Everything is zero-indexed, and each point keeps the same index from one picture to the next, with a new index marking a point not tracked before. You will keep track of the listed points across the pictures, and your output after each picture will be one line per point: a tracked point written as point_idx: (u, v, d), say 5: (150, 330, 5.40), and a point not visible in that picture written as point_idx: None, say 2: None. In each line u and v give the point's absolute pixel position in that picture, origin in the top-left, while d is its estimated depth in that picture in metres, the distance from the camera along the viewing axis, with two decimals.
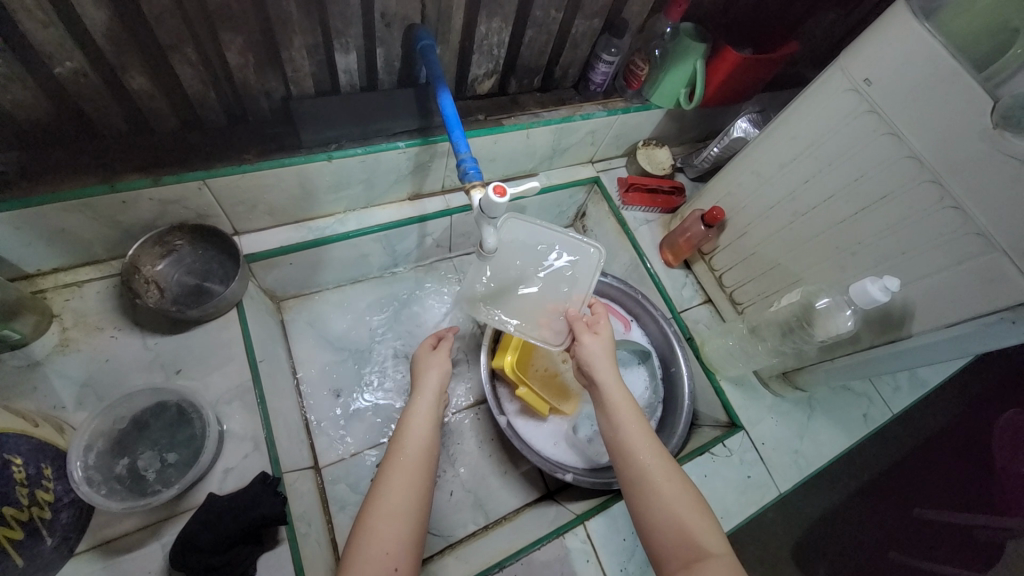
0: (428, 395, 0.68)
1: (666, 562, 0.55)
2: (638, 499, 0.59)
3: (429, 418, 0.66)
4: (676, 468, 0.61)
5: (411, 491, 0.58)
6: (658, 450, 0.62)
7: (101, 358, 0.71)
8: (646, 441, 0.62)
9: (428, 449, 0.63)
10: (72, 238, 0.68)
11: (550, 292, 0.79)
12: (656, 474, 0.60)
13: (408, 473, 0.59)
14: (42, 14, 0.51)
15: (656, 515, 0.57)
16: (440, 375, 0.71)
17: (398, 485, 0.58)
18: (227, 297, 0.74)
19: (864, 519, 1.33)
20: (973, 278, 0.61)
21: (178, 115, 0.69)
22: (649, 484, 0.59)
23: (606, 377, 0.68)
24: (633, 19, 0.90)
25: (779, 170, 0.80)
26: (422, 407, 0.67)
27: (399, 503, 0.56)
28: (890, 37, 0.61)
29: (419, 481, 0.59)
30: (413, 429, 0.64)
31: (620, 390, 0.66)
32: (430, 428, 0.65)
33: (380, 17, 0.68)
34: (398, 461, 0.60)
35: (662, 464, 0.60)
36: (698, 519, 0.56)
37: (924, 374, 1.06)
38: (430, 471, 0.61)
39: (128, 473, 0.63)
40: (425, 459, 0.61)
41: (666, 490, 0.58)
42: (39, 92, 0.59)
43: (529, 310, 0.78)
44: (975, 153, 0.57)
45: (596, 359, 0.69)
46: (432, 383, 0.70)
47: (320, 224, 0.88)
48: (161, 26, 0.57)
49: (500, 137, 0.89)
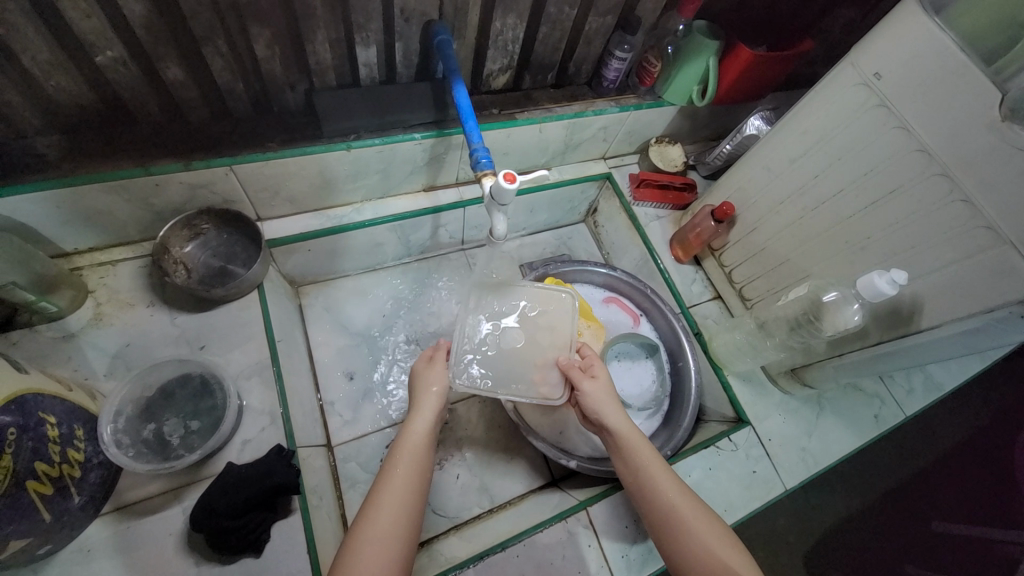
0: (428, 411, 0.69)
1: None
2: (668, 539, 0.61)
3: (425, 433, 0.67)
4: (696, 501, 0.63)
5: (404, 508, 0.60)
6: (678, 489, 0.63)
7: (131, 332, 0.75)
8: (666, 482, 0.64)
9: (422, 469, 0.64)
10: (108, 218, 0.73)
11: (537, 346, 0.78)
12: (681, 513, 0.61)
13: (401, 487, 0.61)
14: (86, 4, 0.55)
15: (689, 551, 0.59)
16: (439, 391, 0.72)
17: (389, 498, 0.60)
18: (250, 278, 0.78)
19: (882, 533, 1.28)
20: (981, 272, 0.61)
21: (208, 105, 0.73)
22: (678, 522, 0.61)
23: (613, 421, 0.68)
24: (646, 16, 0.91)
25: (789, 165, 0.80)
26: (421, 424, 0.67)
27: (388, 512, 0.58)
28: (899, 31, 0.61)
29: (412, 495, 0.61)
30: (408, 445, 0.65)
31: (630, 433, 0.67)
32: (428, 444, 0.67)
33: (399, 13, 0.71)
34: (391, 476, 0.62)
35: (683, 500, 0.62)
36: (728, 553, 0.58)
37: (939, 377, 1.04)
38: (422, 485, 0.63)
39: (154, 439, 0.67)
40: (420, 475, 0.63)
41: (690, 522, 0.60)
42: (82, 80, 0.63)
43: (518, 368, 0.77)
44: (984, 146, 0.57)
45: (600, 404, 0.69)
46: (434, 400, 0.70)
47: (338, 212, 0.92)
48: (196, 19, 0.61)
49: (513, 130, 0.91)
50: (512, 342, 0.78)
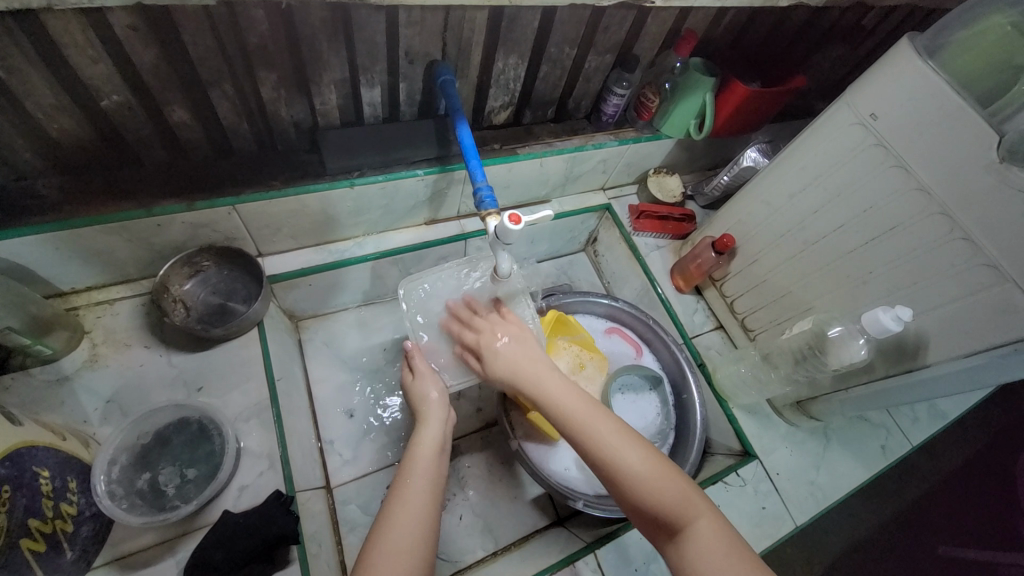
0: (433, 420, 0.67)
1: (656, 536, 0.55)
2: (610, 483, 0.58)
3: (433, 446, 0.64)
4: (628, 432, 0.60)
5: (420, 526, 0.56)
6: (612, 423, 0.60)
7: (126, 374, 0.73)
8: (595, 417, 0.60)
9: (434, 483, 0.61)
10: (107, 258, 0.72)
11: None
12: (619, 454, 0.57)
13: (416, 500, 0.58)
14: (93, 51, 0.56)
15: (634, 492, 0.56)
16: (438, 397, 0.70)
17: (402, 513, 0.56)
18: (250, 317, 0.77)
19: (889, 560, 1.26)
20: (985, 309, 0.61)
21: (212, 145, 0.73)
22: (615, 468, 0.57)
23: (533, 369, 0.65)
24: (644, 54, 0.93)
25: (788, 199, 0.81)
26: (430, 434, 0.65)
27: (403, 527, 0.55)
28: (893, 74, 0.63)
29: (428, 508, 0.58)
30: (418, 460, 0.62)
31: (551, 375, 0.65)
32: (439, 453, 0.65)
33: (403, 55, 0.72)
34: (405, 493, 0.58)
35: (616, 435, 0.59)
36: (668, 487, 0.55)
37: (943, 406, 1.04)
38: (437, 499, 0.60)
39: (148, 489, 0.64)
40: (430, 489, 0.60)
41: (631, 458, 0.57)
42: (87, 123, 0.63)
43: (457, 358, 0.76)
44: (982, 186, 0.58)
45: (518, 360, 0.66)
46: (436, 406, 0.68)
47: (339, 247, 0.92)
48: (203, 63, 0.61)
49: (514, 165, 0.92)
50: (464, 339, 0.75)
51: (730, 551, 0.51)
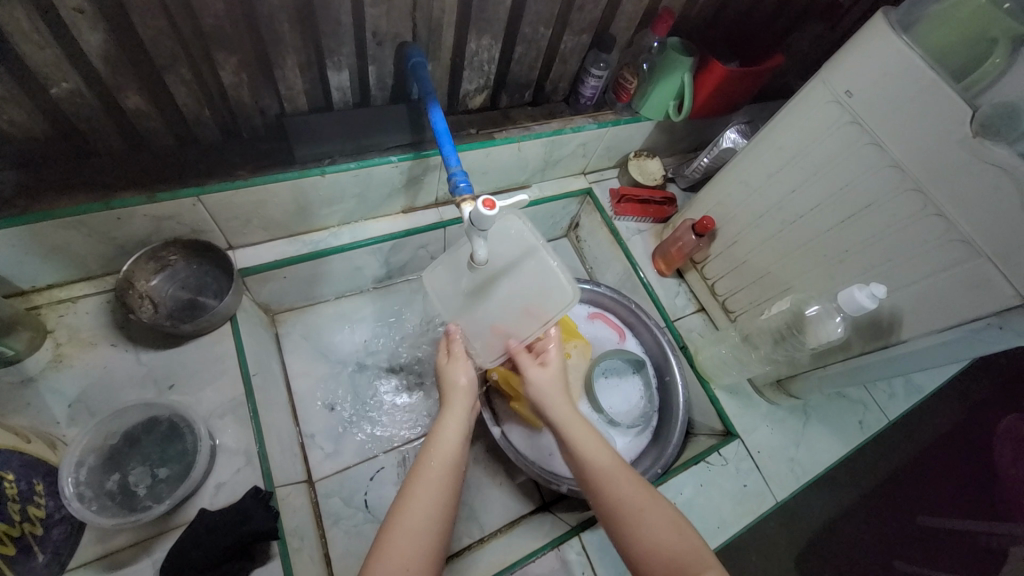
0: (458, 406, 0.68)
1: None
2: (616, 530, 0.57)
3: (457, 431, 0.65)
4: (644, 487, 0.60)
5: (432, 506, 0.57)
6: (627, 474, 0.61)
7: (93, 374, 0.71)
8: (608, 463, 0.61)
9: (454, 467, 0.61)
10: (67, 255, 0.69)
11: (504, 314, 0.71)
12: (629, 499, 0.58)
13: (432, 484, 0.59)
14: (38, 36, 0.53)
15: (640, 540, 0.55)
16: (466, 382, 0.70)
17: (420, 498, 0.57)
18: (221, 311, 0.75)
19: (870, 531, 1.29)
20: (958, 284, 0.62)
21: (173, 134, 0.70)
22: (625, 512, 0.57)
23: (558, 408, 0.67)
24: (621, 35, 0.92)
25: (766, 179, 0.81)
26: (452, 417, 0.66)
27: (416, 514, 0.56)
28: (868, 50, 0.62)
29: (446, 491, 0.59)
30: (438, 442, 0.63)
31: (575, 419, 0.66)
32: (461, 437, 0.65)
33: (371, 36, 0.69)
34: (425, 474, 0.59)
35: (637, 494, 0.58)
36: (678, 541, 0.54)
37: (919, 380, 1.06)
38: (454, 494, 0.60)
39: (119, 490, 0.63)
40: (451, 479, 0.60)
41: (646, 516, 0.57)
42: (36, 112, 0.60)
43: (479, 328, 0.73)
44: (956, 161, 0.58)
45: (547, 392, 0.69)
46: (462, 392, 0.69)
47: (314, 237, 0.89)
48: (156, 47, 0.58)
49: (492, 150, 0.90)
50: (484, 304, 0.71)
51: None
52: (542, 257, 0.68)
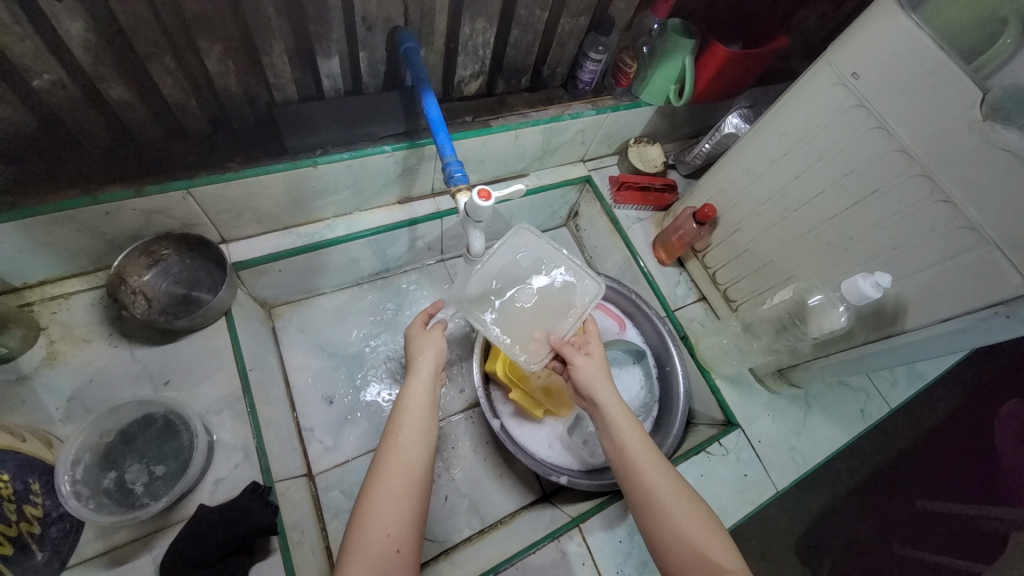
0: (425, 375, 0.66)
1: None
2: (649, 519, 0.59)
3: (425, 400, 0.64)
4: (679, 480, 0.61)
5: (411, 474, 0.58)
6: (664, 466, 0.62)
7: (89, 371, 0.70)
8: (647, 456, 0.62)
9: (427, 437, 0.62)
10: (56, 251, 0.68)
11: (540, 313, 0.75)
12: (664, 492, 0.60)
13: (404, 454, 0.59)
14: (18, 28, 0.51)
15: (669, 533, 0.57)
16: (435, 352, 0.68)
17: (393, 473, 0.57)
18: (215, 306, 0.74)
19: (870, 517, 1.30)
20: (965, 273, 0.60)
21: (161, 125, 0.69)
22: (659, 502, 0.59)
23: (606, 398, 0.66)
24: (620, 16, 0.89)
25: (769, 166, 0.79)
26: (418, 385, 0.65)
27: (391, 487, 0.57)
28: (876, 30, 0.60)
29: (420, 460, 0.60)
30: (409, 411, 0.63)
31: (620, 408, 0.65)
32: (428, 405, 0.65)
33: (361, 21, 0.67)
34: (396, 443, 0.60)
35: (673, 487, 0.60)
36: (708, 535, 0.57)
37: (921, 367, 1.05)
38: (429, 463, 0.61)
39: (116, 487, 0.62)
40: (424, 452, 0.60)
41: (676, 512, 0.58)
42: (18, 106, 0.58)
43: (520, 331, 0.73)
44: (965, 145, 0.56)
45: (594, 381, 0.67)
46: (429, 363, 0.67)
47: (308, 230, 0.88)
48: (138, 35, 0.56)
49: (488, 138, 0.88)
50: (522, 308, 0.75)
51: None
52: (564, 261, 0.78)
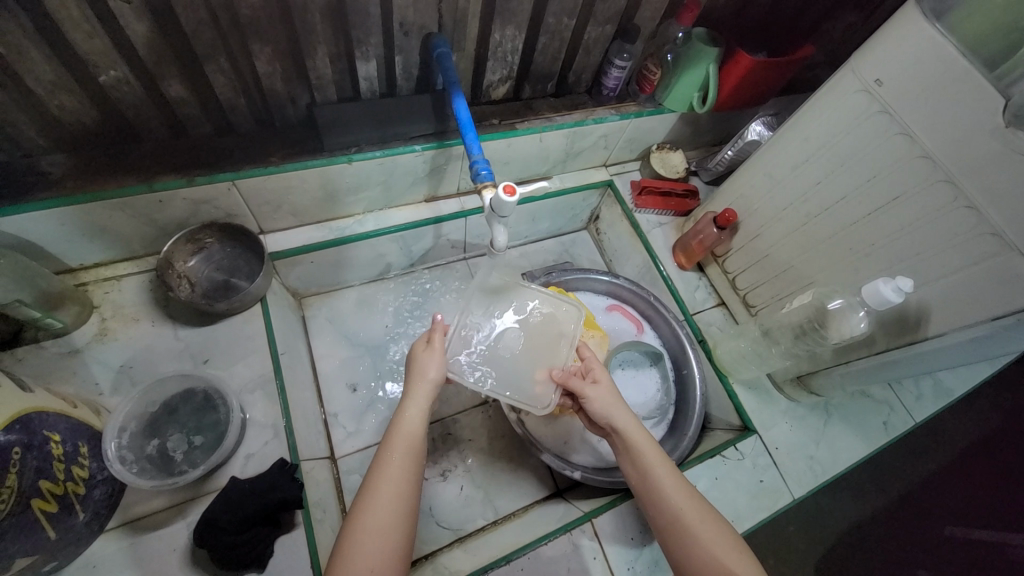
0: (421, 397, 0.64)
1: None
2: (676, 543, 0.60)
3: (420, 426, 0.62)
4: (701, 501, 0.62)
5: (401, 504, 0.56)
6: (686, 489, 0.63)
7: (135, 348, 0.75)
8: (669, 480, 0.63)
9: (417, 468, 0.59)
10: (112, 235, 0.74)
11: (533, 354, 0.77)
12: (689, 515, 0.60)
13: (397, 487, 0.57)
14: (88, 25, 0.56)
15: (697, 555, 0.58)
16: (433, 377, 0.66)
17: (384, 502, 0.55)
18: (253, 292, 0.79)
19: (897, 544, 1.23)
20: (989, 280, 0.60)
21: (210, 121, 0.74)
22: (686, 525, 0.59)
23: (624, 422, 0.67)
24: (645, 25, 0.91)
25: (791, 171, 0.80)
26: (413, 412, 0.63)
27: (377, 520, 0.54)
28: (900, 37, 0.61)
29: (409, 492, 0.58)
30: (402, 439, 0.60)
31: (639, 431, 0.66)
32: (419, 434, 0.62)
33: (398, 26, 0.71)
34: (388, 471, 0.58)
35: (697, 509, 0.61)
36: (735, 557, 0.57)
37: (948, 382, 1.03)
38: (416, 494, 0.58)
39: (157, 454, 0.67)
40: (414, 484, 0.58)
41: (700, 534, 0.59)
42: (87, 100, 0.64)
43: (520, 379, 0.75)
44: (988, 152, 0.56)
45: (609, 407, 0.67)
46: (428, 384, 0.65)
47: (339, 224, 0.92)
48: (197, 37, 0.61)
49: (513, 140, 0.91)
50: (509, 348, 0.77)
51: None
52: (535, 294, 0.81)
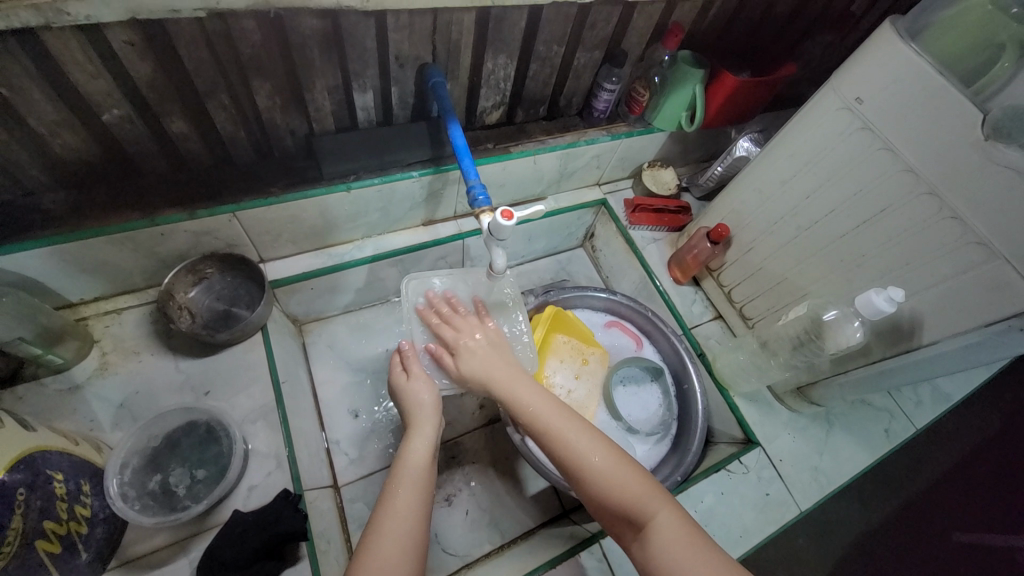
0: (425, 429, 0.65)
1: (620, 528, 0.57)
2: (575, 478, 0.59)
3: (423, 457, 0.62)
4: (591, 430, 0.62)
5: (407, 540, 0.55)
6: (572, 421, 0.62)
7: (134, 382, 0.75)
8: (557, 420, 0.62)
9: (424, 499, 0.59)
10: (113, 270, 0.74)
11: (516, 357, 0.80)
12: (576, 450, 0.59)
13: (402, 522, 0.56)
14: (92, 67, 0.57)
15: (594, 485, 0.57)
16: (428, 402, 0.68)
17: (391, 535, 0.54)
18: (253, 321, 0.79)
19: (904, 552, 1.22)
20: (978, 287, 0.62)
21: (211, 155, 0.75)
22: (576, 463, 0.59)
23: (498, 373, 0.67)
24: (632, 50, 0.94)
25: (779, 187, 0.82)
26: (418, 446, 0.63)
27: (385, 553, 0.53)
28: (878, 58, 0.63)
29: (417, 526, 0.57)
30: (408, 472, 0.60)
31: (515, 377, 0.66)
32: (426, 468, 0.62)
33: (394, 59, 0.73)
34: (394, 504, 0.57)
35: (583, 439, 0.60)
36: (626, 475, 0.57)
37: (946, 387, 1.04)
38: (425, 527, 0.57)
39: (160, 490, 0.66)
40: (421, 515, 0.58)
41: (591, 465, 0.58)
42: (90, 140, 0.65)
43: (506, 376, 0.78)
44: (970, 165, 0.58)
45: (484, 362, 0.68)
46: (426, 410, 0.67)
47: (339, 250, 0.93)
48: (199, 75, 0.63)
49: (508, 163, 0.93)
50: None
51: (691, 539, 0.52)
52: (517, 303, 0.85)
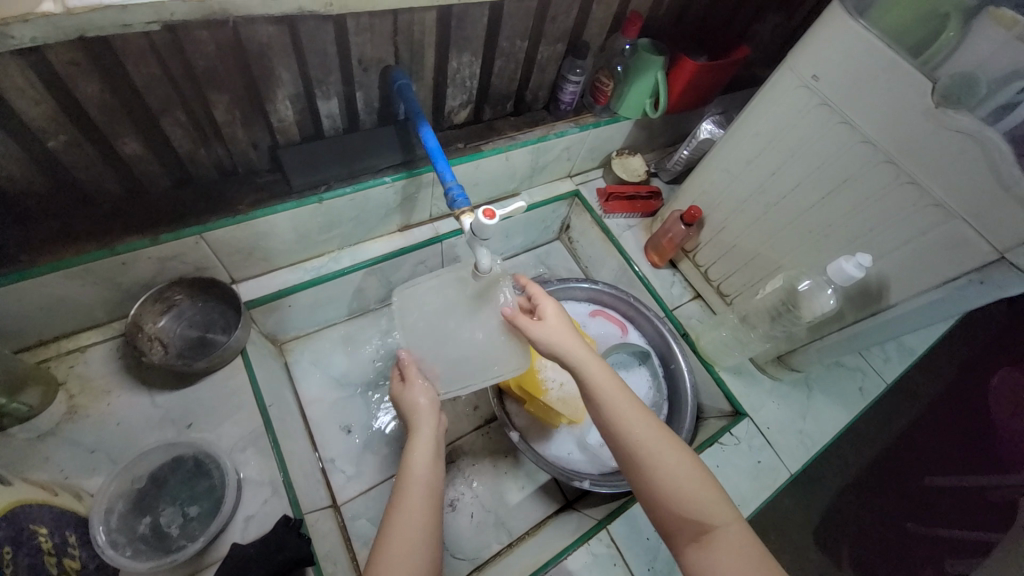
0: (426, 430, 0.67)
1: (676, 535, 0.56)
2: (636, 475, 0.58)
3: (426, 457, 0.64)
4: (659, 431, 0.60)
5: (418, 536, 0.56)
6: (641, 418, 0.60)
7: (109, 423, 0.70)
8: (628, 413, 0.60)
9: (431, 494, 0.61)
10: (73, 306, 0.69)
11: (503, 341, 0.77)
12: (644, 447, 0.58)
13: (415, 518, 0.57)
14: (33, 91, 0.53)
15: (656, 485, 0.57)
16: (427, 403, 0.70)
17: (403, 532, 0.55)
18: (232, 345, 0.75)
19: (881, 499, 1.30)
20: (938, 246, 0.66)
21: (170, 175, 0.71)
22: (641, 460, 0.58)
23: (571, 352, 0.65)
24: (593, 41, 0.95)
25: (746, 166, 0.85)
26: (422, 445, 0.65)
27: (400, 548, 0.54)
28: (831, 36, 0.66)
29: (428, 521, 0.58)
30: (413, 472, 0.62)
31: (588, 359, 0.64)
32: (429, 470, 0.63)
33: (357, 63, 0.71)
34: (405, 503, 0.58)
35: (649, 438, 0.59)
36: (692, 483, 0.56)
37: (910, 342, 1.11)
38: (437, 521, 0.59)
39: (151, 532, 0.63)
40: (429, 509, 0.59)
41: (657, 466, 0.57)
42: (34, 169, 0.60)
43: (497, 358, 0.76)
44: (924, 132, 0.62)
45: (557, 337, 0.66)
46: (425, 411, 0.69)
47: (314, 264, 0.90)
48: (151, 92, 0.59)
49: (480, 162, 0.92)
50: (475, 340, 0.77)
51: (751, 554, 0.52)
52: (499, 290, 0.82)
